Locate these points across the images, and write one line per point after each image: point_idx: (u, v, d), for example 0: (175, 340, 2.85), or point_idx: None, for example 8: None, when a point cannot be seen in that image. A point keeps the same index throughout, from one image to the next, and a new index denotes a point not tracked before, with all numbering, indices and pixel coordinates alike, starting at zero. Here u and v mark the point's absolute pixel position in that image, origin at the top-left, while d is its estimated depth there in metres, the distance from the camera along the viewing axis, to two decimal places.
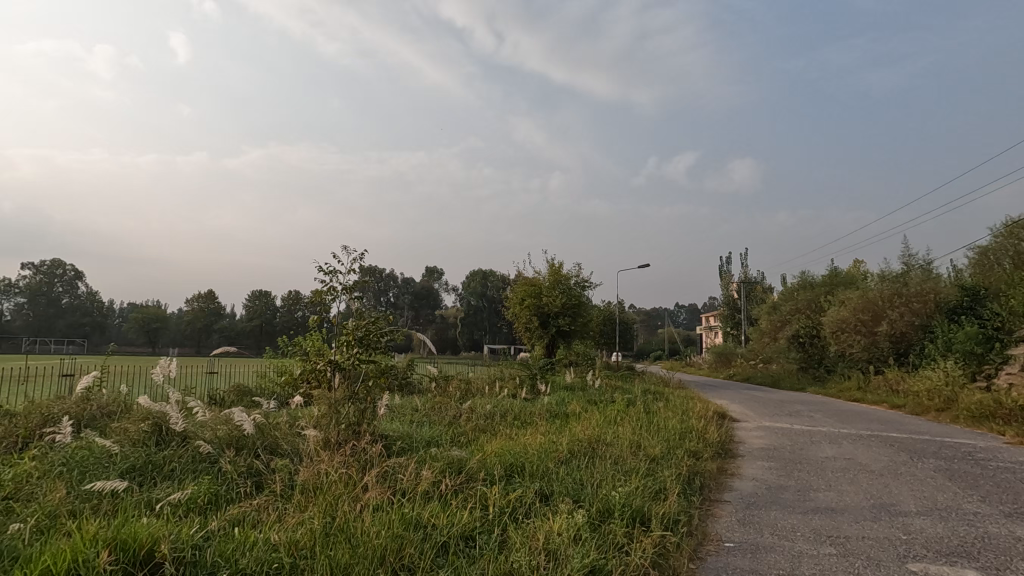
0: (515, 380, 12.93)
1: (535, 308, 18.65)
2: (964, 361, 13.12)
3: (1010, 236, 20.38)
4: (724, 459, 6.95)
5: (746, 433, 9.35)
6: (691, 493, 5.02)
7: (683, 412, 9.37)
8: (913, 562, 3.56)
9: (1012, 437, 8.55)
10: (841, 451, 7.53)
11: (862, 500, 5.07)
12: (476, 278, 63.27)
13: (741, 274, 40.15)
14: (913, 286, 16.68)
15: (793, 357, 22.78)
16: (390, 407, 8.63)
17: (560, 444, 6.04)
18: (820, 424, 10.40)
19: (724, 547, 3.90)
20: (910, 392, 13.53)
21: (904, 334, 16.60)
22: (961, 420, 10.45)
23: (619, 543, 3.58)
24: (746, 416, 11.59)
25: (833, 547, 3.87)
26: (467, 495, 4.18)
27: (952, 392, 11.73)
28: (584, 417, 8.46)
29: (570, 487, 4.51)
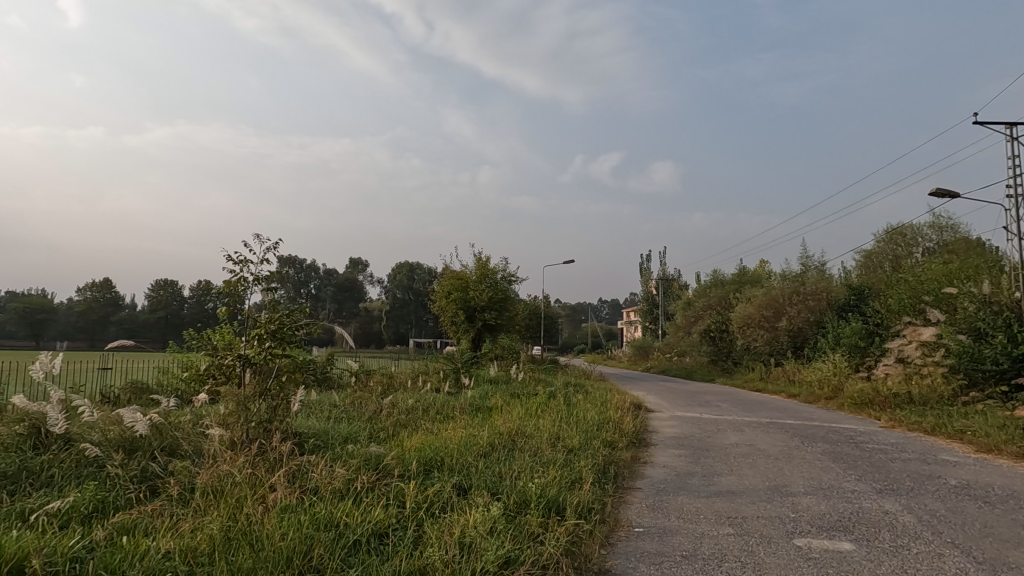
0: (439, 374, 12.83)
1: (461, 302, 18.56)
2: (850, 353, 14.51)
3: (890, 241, 22.76)
4: (638, 448, 7.27)
5: (660, 423, 9.82)
6: (605, 482, 5.20)
7: (601, 404, 9.69)
8: (799, 538, 3.89)
9: (886, 421, 9.59)
10: (743, 438, 8.10)
11: (759, 482, 5.48)
12: (403, 270, 62.11)
13: (660, 271, 42.18)
14: (809, 286, 18.21)
15: (705, 350, 24.23)
16: (306, 404, 8.30)
17: (481, 438, 6.06)
18: (725, 413, 11.13)
19: (634, 532, 4.07)
20: (805, 382, 14.80)
21: (800, 329, 18.10)
22: (845, 406, 11.57)
23: (535, 533, 3.65)
24: (660, 407, 12.17)
25: (731, 527, 4.15)
26: (382, 492, 4.09)
27: (839, 382, 12.95)
28: (506, 410, 8.56)
29: (489, 480, 4.54)
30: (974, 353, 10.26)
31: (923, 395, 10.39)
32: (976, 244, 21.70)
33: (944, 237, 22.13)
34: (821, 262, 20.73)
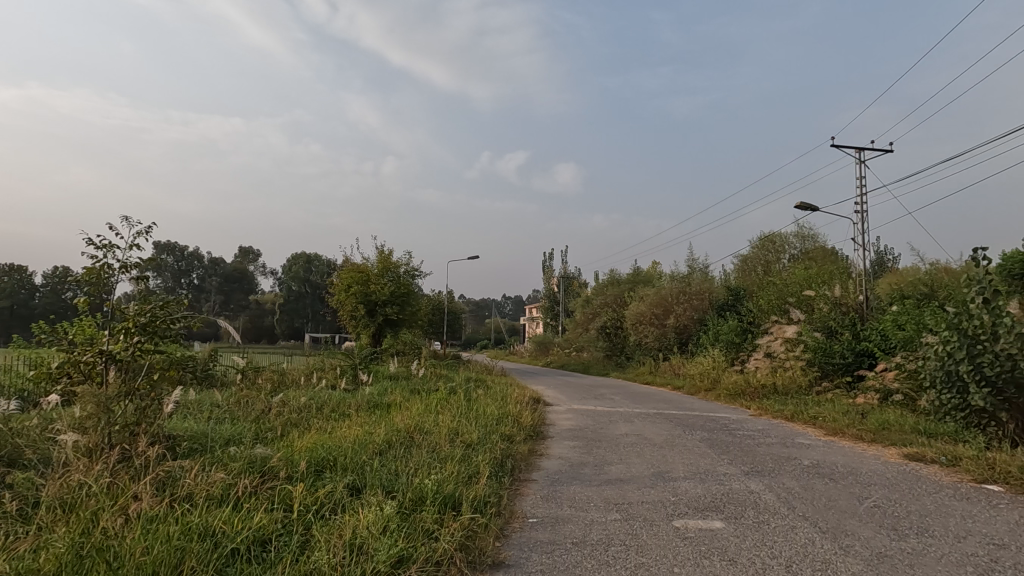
0: (336, 371, 12.31)
1: (361, 296, 17.93)
2: (727, 348, 15.91)
3: (762, 247, 25.28)
4: (535, 441, 7.47)
5: (557, 416, 10.15)
6: (501, 475, 5.29)
7: (501, 399, 9.82)
8: (678, 520, 4.20)
9: (755, 410, 10.64)
10: (633, 428, 8.61)
11: (644, 469, 5.83)
12: (299, 261, 58.87)
13: (561, 269, 43.62)
14: (694, 286, 19.74)
15: (601, 346, 25.40)
16: (183, 404, 7.60)
17: (378, 435, 5.90)
18: (617, 405, 11.73)
19: (528, 523, 4.17)
20: (688, 375, 16.01)
21: (686, 326, 19.54)
22: (721, 397, 12.68)
23: (429, 529, 3.62)
24: (558, 400, 12.58)
25: (618, 513, 4.39)
26: (267, 496, 3.84)
27: (717, 375, 14.16)
28: (405, 406, 8.41)
29: (384, 479, 4.43)
30: (826, 348, 11.69)
31: (785, 385, 11.66)
32: (830, 253, 24.78)
33: (806, 246, 25.04)
34: (704, 264, 22.53)
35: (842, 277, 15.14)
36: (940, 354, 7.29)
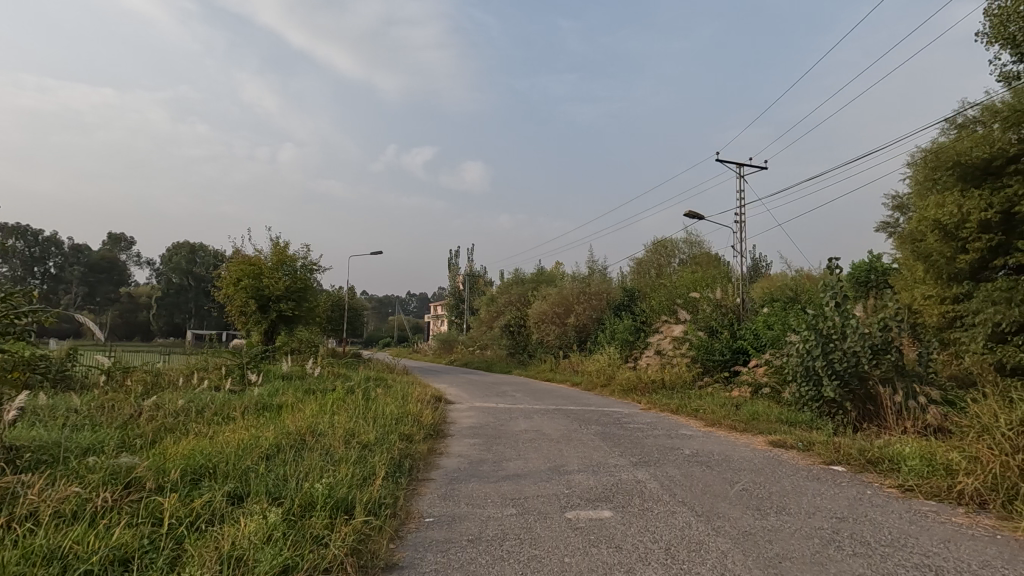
0: (221, 371, 11.41)
1: (253, 290, 16.77)
2: (622, 346, 16.79)
3: (656, 251, 27.00)
4: (434, 439, 7.42)
5: (458, 414, 10.15)
6: (398, 475, 5.20)
7: (401, 398, 9.62)
8: (570, 511, 4.37)
9: (645, 404, 11.31)
10: (532, 424, 8.82)
11: (541, 464, 6.01)
12: (182, 251, 53.86)
13: (467, 267, 43.68)
14: (594, 287, 20.63)
15: (504, 344, 25.78)
16: (31, 410, 6.67)
17: (266, 439, 5.55)
18: (518, 402, 11.95)
19: (424, 523, 4.13)
20: (585, 371, 16.71)
21: (585, 325, 20.37)
22: (615, 392, 13.35)
23: (318, 535, 3.46)
24: (460, 398, 12.57)
25: (514, 508, 4.48)
26: (131, 510, 3.48)
27: (612, 371, 14.90)
28: (298, 407, 8.00)
29: (271, 485, 4.17)
30: (708, 346, 12.72)
31: (672, 380, 12.53)
32: (713, 258, 27.06)
33: (693, 252, 27.14)
34: (604, 266, 23.63)
35: (723, 281, 16.54)
36: (801, 351, 8.17)
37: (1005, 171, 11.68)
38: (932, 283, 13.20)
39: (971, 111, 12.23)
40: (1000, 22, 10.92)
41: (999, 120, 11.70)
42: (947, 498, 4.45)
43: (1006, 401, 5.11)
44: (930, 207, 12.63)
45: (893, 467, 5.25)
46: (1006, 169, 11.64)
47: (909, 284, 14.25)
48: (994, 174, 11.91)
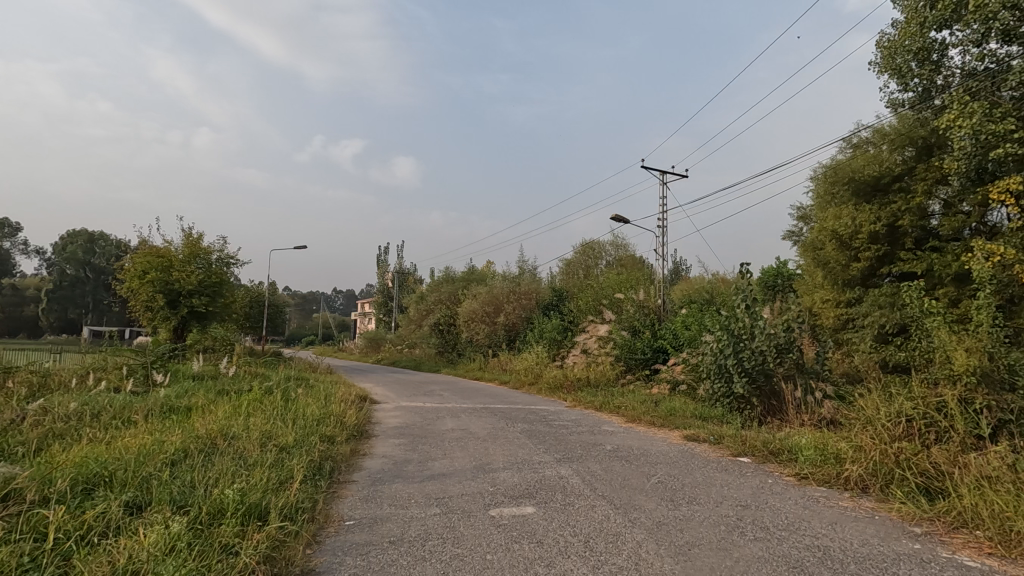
0: (122, 371, 10.52)
1: (161, 284, 15.57)
2: (550, 345, 17.09)
3: (584, 252, 27.75)
4: (358, 440, 7.22)
5: (384, 413, 9.95)
6: (318, 478, 5.03)
7: (323, 398, 9.28)
8: (494, 508, 4.40)
9: (570, 402, 11.58)
10: (458, 423, 8.80)
11: (466, 463, 6.01)
12: (77, 239, 49.10)
13: (396, 264, 42.86)
14: (524, 287, 20.88)
15: (433, 342, 25.55)
16: None
17: (172, 443, 5.19)
18: (446, 401, 11.87)
19: (344, 526, 4.02)
20: (514, 370, 16.88)
21: (514, 324, 20.58)
22: (542, 390, 13.58)
23: (227, 544, 3.29)
24: (386, 398, 12.31)
25: (438, 507, 4.45)
26: (9, 525, 3.14)
27: (540, 370, 15.14)
28: (210, 409, 7.53)
29: (175, 492, 3.91)
30: (631, 345, 13.25)
31: (597, 378, 12.92)
32: (637, 261, 28.22)
33: (618, 254, 28.20)
34: (533, 266, 23.98)
35: (646, 283, 17.25)
36: (715, 350, 8.70)
37: (892, 188, 12.98)
38: (830, 287, 14.43)
39: (864, 133, 13.47)
40: (890, 54, 12.16)
41: (887, 142, 12.98)
42: (836, 484, 4.89)
43: (885, 395, 5.69)
44: (829, 219, 13.79)
45: (792, 458, 5.70)
46: (892, 186, 12.94)
47: (811, 288, 15.50)
48: (882, 190, 13.20)
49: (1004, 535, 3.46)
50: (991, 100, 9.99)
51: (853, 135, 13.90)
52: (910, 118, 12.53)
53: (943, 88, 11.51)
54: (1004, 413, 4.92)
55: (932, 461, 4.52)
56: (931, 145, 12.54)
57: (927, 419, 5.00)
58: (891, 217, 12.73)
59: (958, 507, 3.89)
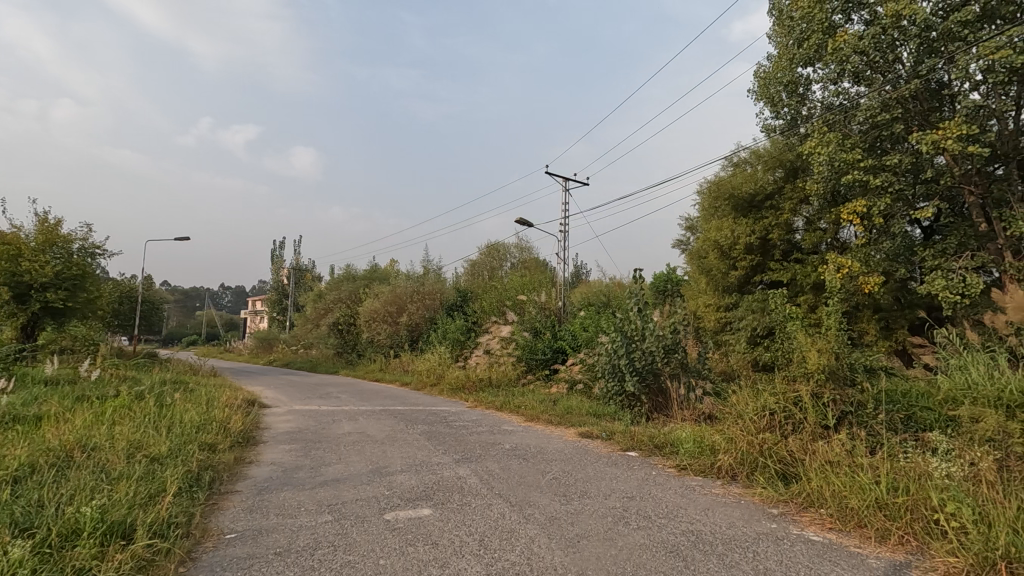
0: None
1: (5, 275, 13.52)
2: (453, 345, 17.07)
3: (489, 254, 28.14)
4: (243, 447, 6.76)
5: (274, 418, 9.39)
6: (195, 490, 4.65)
7: (205, 403, 8.56)
8: (389, 512, 4.32)
9: (471, 402, 11.63)
10: (355, 426, 8.52)
11: (362, 467, 5.85)
12: None
13: (292, 260, 40.67)
14: (427, 287, 20.66)
15: (331, 342, 24.55)
16: None
17: (17, 459, 4.54)
18: (343, 404, 11.44)
19: (224, 539, 3.75)
20: (415, 370, 16.66)
21: (417, 324, 20.30)
22: (444, 391, 13.51)
23: (83, 567, 2.95)
24: (277, 402, 11.62)
25: (330, 514, 4.29)
26: None
27: (442, 370, 15.05)
28: (65, 418, 6.67)
29: (17, 514, 3.43)
30: (532, 346, 13.60)
31: (498, 377, 13.12)
32: (540, 263, 29.04)
33: (521, 257, 29.02)
34: (438, 266, 23.82)
35: (547, 286, 17.79)
36: (610, 350, 9.18)
37: (764, 205, 14.42)
38: (712, 293, 15.73)
39: (742, 153, 14.82)
40: (764, 84, 13.55)
41: (761, 163, 14.40)
42: (710, 474, 5.36)
43: (752, 391, 6.32)
44: (712, 230, 15.03)
45: (674, 450, 6.17)
46: (765, 204, 14.35)
47: (695, 293, 16.80)
48: (756, 206, 14.60)
49: (841, 511, 4.00)
50: (844, 132, 11.45)
51: (733, 155, 15.23)
52: (781, 143, 14.04)
53: (807, 118, 12.99)
54: (846, 405, 5.65)
55: (788, 449, 5.09)
56: (796, 168, 14.11)
57: (787, 412, 5.61)
58: (763, 231, 14.14)
59: (807, 489, 4.42)
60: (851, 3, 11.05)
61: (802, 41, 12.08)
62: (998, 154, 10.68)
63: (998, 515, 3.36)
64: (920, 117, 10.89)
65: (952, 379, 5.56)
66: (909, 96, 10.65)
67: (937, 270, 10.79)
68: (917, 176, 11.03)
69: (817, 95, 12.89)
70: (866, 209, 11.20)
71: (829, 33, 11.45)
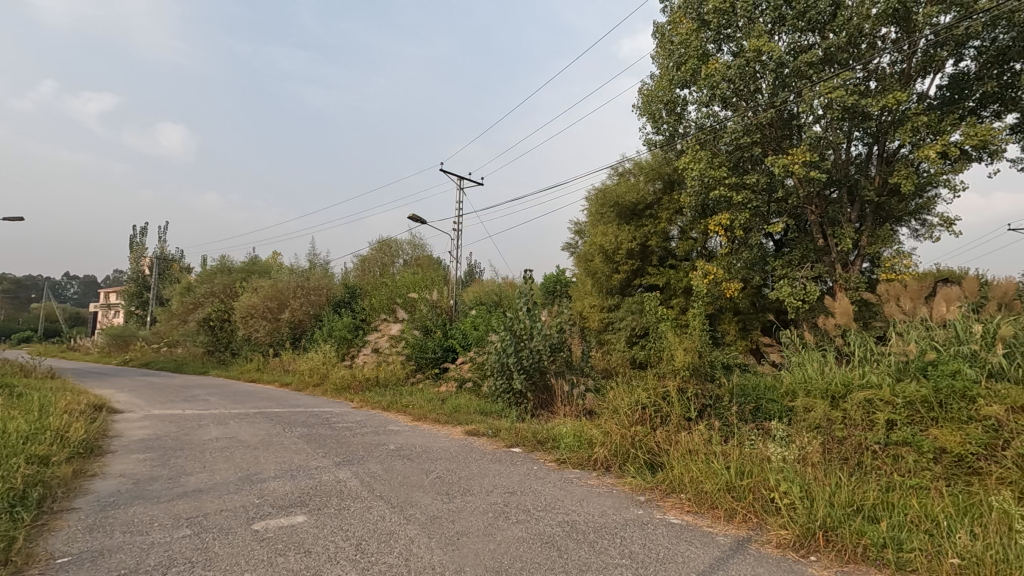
0: None
1: None
2: (338, 344, 16.34)
3: (380, 250, 27.47)
4: (84, 459, 5.94)
5: (126, 424, 8.37)
6: (18, 510, 4.01)
7: (38, 410, 7.41)
8: (258, 522, 4.04)
9: (356, 402, 11.24)
10: (225, 431, 7.86)
11: (231, 474, 5.41)
12: None
13: (156, 249, 36.62)
14: (313, 282, 19.59)
15: (201, 340, 22.47)
16: None
17: None
18: (211, 407, 10.50)
19: (54, 565, 3.28)
20: (297, 370, 15.74)
21: (300, 321, 19.18)
22: (328, 391, 12.90)
23: None
24: (131, 406, 10.39)
25: (188, 528, 3.92)
26: None
27: (326, 370, 14.34)
28: None
29: None
30: (421, 344, 13.43)
31: (386, 377, 12.81)
32: (433, 261, 28.81)
33: (414, 254, 28.68)
34: (325, 261, 22.70)
35: (440, 284, 17.69)
36: (499, 349, 9.33)
37: (644, 213, 15.47)
38: (596, 295, 16.56)
39: (626, 164, 15.79)
40: (647, 100, 14.51)
41: (643, 174, 15.44)
42: (587, 466, 5.65)
43: (627, 387, 6.75)
44: (598, 235, 15.82)
45: (555, 445, 6.42)
46: (645, 212, 15.42)
47: (580, 294, 17.56)
48: (637, 214, 15.62)
49: (698, 495, 4.41)
50: (713, 151, 12.61)
51: (618, 165, 16.15)
52: (660, 156, 15.15)
53: (683, 135, 14.12)
54: (707, 399, 6.24)
55: (655, 440, 5.52)
56: (673, 181, 15.33)
57: (656, 406, 6.07)
58: (643, 238, 15.19)
59: (670, 477, 4.82)
60: (722, 35, 12.21)
61: (680, 65, 13.12)
62: (833, 180, 12.37)
63: (820, 491, 3.90)
64: (775, 142, 12.30)
65: (793, 374, 6.35)
66: (765, 123, 11.97)
67: (785, 278, 12.26)
68: (771, 196, 12.44)
69: (692, 115, 14.03)
70: (730, 222, 12.44)
71: (703, 60, 12.57)
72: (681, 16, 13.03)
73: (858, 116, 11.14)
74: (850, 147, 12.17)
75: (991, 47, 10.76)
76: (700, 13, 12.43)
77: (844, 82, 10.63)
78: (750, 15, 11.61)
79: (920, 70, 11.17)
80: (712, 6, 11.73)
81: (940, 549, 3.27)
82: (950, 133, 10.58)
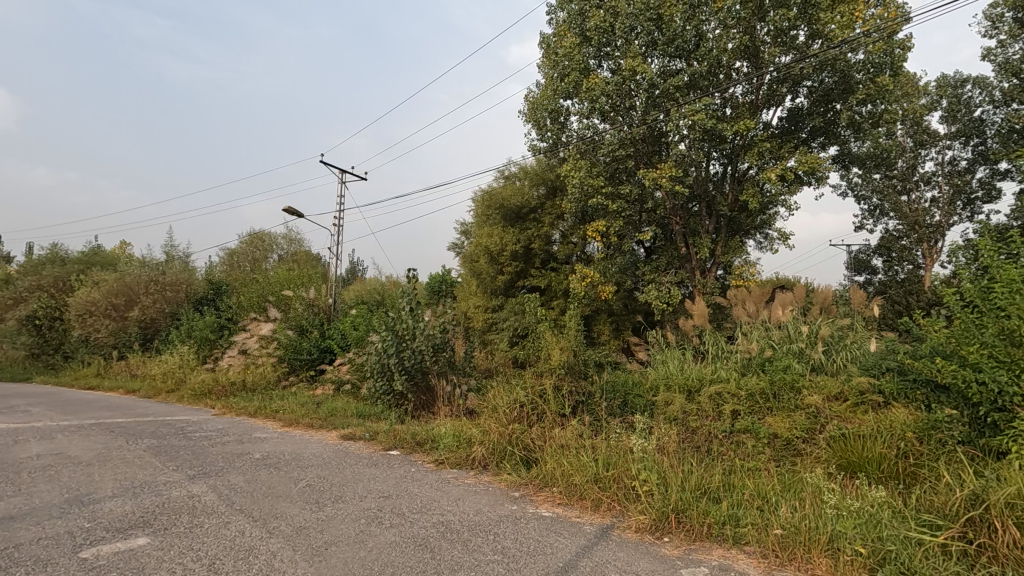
0: None
1: None
2: (198, 345, 14.81)
3: (251, 243, 25.48)
4: None
5: None
6: None
7: None
8: (87, 550, 3.52)
9: (218, 409, 10.27)
10: (50, 446, 6.78)
11: (55, 497, 4.68)
12: None
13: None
14: (169, 276, 17.54)
15: (23, 342, 19.19)
16: None
17: None
18: (33, 419, 9.00)
19: None
20: (147, 375, 14.02)
21: (152, 320, 17.12)
22: (184, 398, 11.64)
23: None
24: None
25: None
26: None
27: (183, 374, 12.94)
28: None
29: None
30: (296, 345, 12.60)
31: (254, 381, 11.84)
32: (311, 256, 27.27)
33: (291, 249, 26.98)
34: (185, 253, 20.52)
35: (318, 282, 16.83)
36: (379, 350, 9.04)
37: (528, 217, 15.90)
38: (480, 295, 16.69)
39: (512, 168, 16.12)
40: (533, 108, 14.95)
41: (527, 178, 15.89)
42: (464, 465, 5.66)
43: (506, 387, 6.89)
44: (484, 236, 15.94)
45: (434, 446, 6.35)
46: (529, 216, 15.83)
47: (465, 294, 17.60)
48: (522, 218, 15.98)
49: (568, 488, 4.62)
50: (592, 161, 13.31)
51: (504, 168, 16.46)
52: (544, 163, 15.70)
53: (566, 144, 14.72)
54: (579, 396, 6.56)
55: (531, 437, 5.71)
56: (555, 187, 15.96)
57: (533, 404, 6.26)
58: (527, 241, 15.60)
59: (543, 471, 4.99)
60: (601, 52, 12.90)
61: (564, 76, 13.70)
62: (695, 194, 13.63)
63: (673, 478, 4.26)
64: (646, 156, 13.26)
65: (656, 372, 6.90)
66: (638, 138, 12.86)
67: (653, 282, 13.26)
68: (642, 206, 13.42)
69: (574, 126, 14.71)
70: (606, 228, 13.21)
71: (585, 74, 13.22)
72: (565, 30, 13.62)
73: (715, 138, 12.37)
74: (709, 166, 13.47)
75: (819, 87, 12.43)
76: (583, 29, 13.07)
77: (705, 107, 11.75)
78: (627, 36, 12.37)
79: (765, 102, 12.61)
80: (594, 23, 12.37)
81: (767, 523, 3.73)
82: (787, 159, 12.14)
